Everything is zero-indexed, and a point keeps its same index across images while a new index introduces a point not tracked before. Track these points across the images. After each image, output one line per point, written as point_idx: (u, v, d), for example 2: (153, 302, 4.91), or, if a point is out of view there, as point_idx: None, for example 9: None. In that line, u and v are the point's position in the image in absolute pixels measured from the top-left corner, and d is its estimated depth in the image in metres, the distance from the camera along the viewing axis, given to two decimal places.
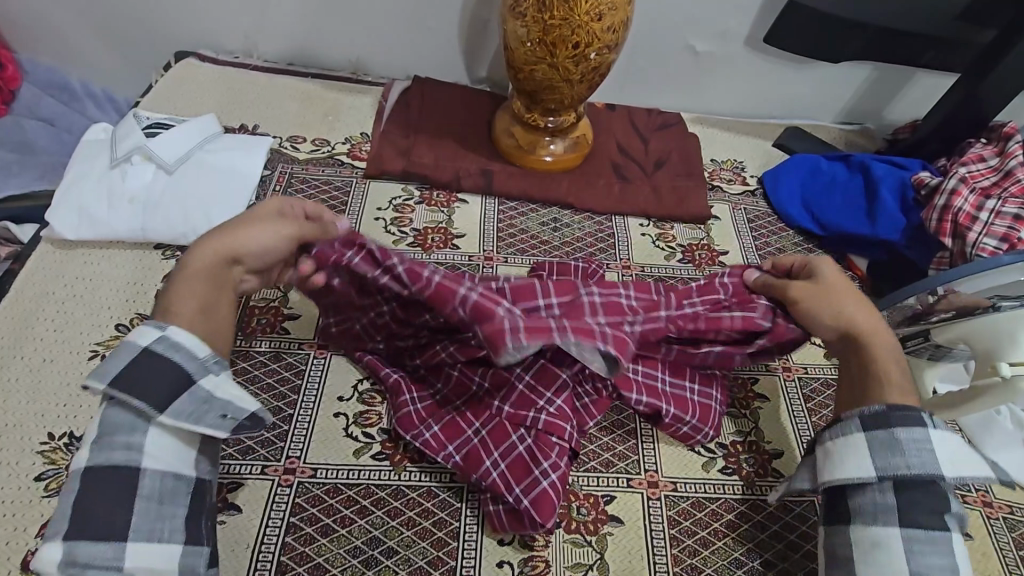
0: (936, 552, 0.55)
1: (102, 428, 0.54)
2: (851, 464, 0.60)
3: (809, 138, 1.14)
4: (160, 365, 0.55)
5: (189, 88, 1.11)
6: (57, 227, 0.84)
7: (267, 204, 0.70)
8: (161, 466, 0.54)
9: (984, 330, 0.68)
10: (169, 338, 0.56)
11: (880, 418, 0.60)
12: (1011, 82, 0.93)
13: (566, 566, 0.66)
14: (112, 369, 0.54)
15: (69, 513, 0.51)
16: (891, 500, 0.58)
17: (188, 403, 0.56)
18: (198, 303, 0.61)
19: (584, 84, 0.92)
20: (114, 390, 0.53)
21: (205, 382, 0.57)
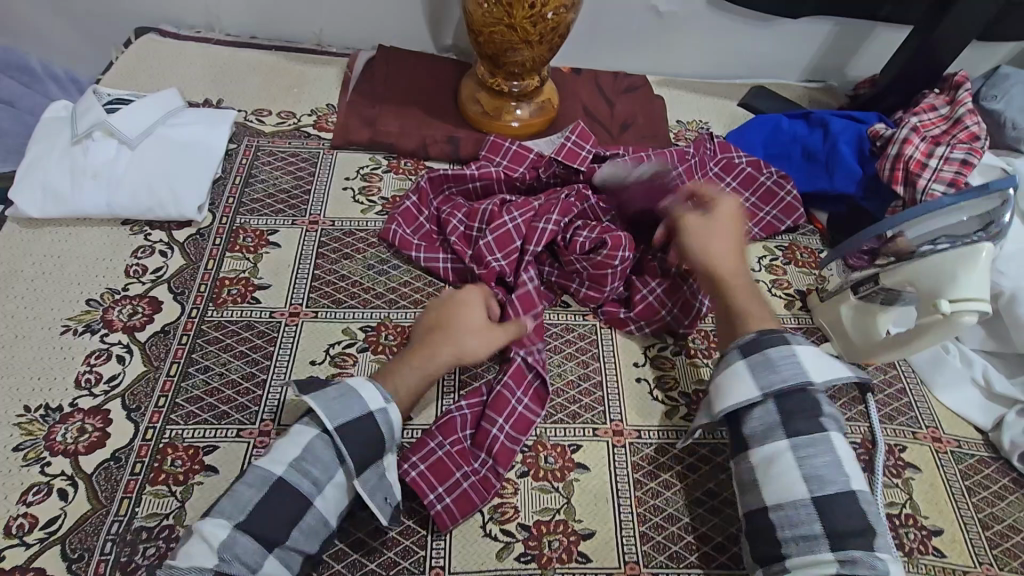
0: (821, 453, 0.61)
1: (304, 453, 0.61)
2: (735, 393, 0.66)
3: (773, 97, 1.16)
4: (373, 438, 0.64)
5: (151, 64, 1.10)
6: (20, 205, 0.84)
7: (473, 312, 0.76)
8: (324, 509, 0.61)
9: (927, 269, 0.71)
10: (389, 414, 0.65)
11: (755, 344, 0.67)
12: (964, 31, 0.94)
13: (534, 510, 0.69)
14: (340, 418, 0.63)
15: (248, 510, 0.58)
16: (775, 413, 0.64)
17: (372, 475, 0.64)
18: (413, 388, 0.71)
19: (544, 46, 0.92)
20: (335, 433, 0.62)
21: (387, 461, 0.65)
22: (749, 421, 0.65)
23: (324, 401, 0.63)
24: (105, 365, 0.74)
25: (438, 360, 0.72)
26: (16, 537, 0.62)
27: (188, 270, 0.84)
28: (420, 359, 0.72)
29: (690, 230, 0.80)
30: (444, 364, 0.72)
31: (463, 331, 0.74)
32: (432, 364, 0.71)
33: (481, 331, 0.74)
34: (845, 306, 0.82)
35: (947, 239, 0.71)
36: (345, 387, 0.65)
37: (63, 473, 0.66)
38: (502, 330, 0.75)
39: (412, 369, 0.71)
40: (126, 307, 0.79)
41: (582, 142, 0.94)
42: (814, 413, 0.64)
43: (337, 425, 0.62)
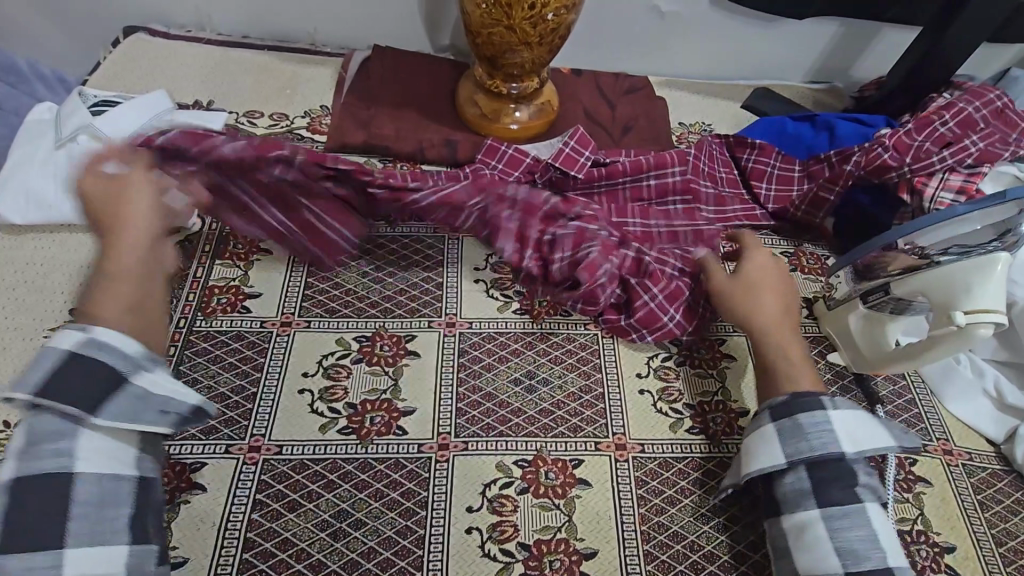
0: (854, 524, 0.59)
1: (29, 439, 0.52)
2: (763, 456, 0.64)
3: (777, 99, 1.13)
4: (88, 378, 0.53)
5: (140, 64, 1.07)
6: (2, 211, 0.81)
7: (91, 184, 0.65)
8: (96, 470, 0.53)
9: (940, 281, 0.69)
10: (95, 346, 0.54)
11: (784, 409, 0.65)
12: (974, 33, 0.91)
13: (534, 529, 0.67)
14: (37, 378, 0.52)
15: (7, 520, 0.49)
16: (806, 482, 0.62)
17: (119, 406, 0.54)
18: (122, 300, 0.59)
19: (544, 47, 0.90)
20: (41, 401, 0.52)
21: (141, 381, 0.56)
22: (780, 486, 0.63)
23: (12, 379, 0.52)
24: None
25: (123, 262, 0.61)
26: None
27: (176, 278, 0.81)
28: (110, 279, 0.60)
29: (724, 299, 0.78)
30: (131, 256, 0.62)
31: (114, 223, 0.63)
32: (116, 274, 0.60)
33: (127, 216, 0.63)
34: (853, 315, 0.79)
35: (959, 249, 0.69)
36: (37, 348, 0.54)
37: None
38: (136, 182, 0.66)
39: (112, 288, 0.59)
40: None
41: (581, 148, 0.92)
42: (850, 482, 0.61)
43: (36, 394, 0.52)
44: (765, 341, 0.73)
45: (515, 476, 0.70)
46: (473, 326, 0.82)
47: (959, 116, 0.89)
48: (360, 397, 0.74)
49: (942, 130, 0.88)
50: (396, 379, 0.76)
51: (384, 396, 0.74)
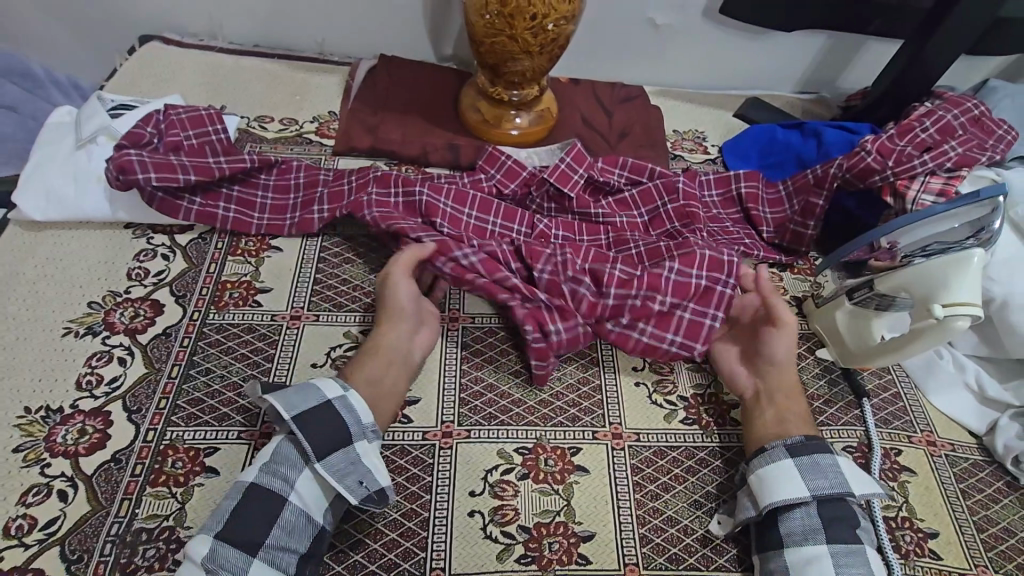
0: (856, 562, 0.62)
1: (273, 455, 0.63)
2: (786, 489, 0.66)
3: (767, 108, 1.18)
4: (334, 425, 0.64)
5: (155, 71, 1.11)
6: (24, 208, 0.84)
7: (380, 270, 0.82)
8: (301, 504, 0.62)
9: (919, 276, 0.73)
10: (347, 401, 0.66)
11: (802, 447, 0.69)
12: (952, 45, 0.96)
13: (534, 513, 0.70)
14: (303, 408, 0.64)
15: (225, 518, 0.59)
16: (817, 518, 0.65)
17: (341, 461, 0.64)
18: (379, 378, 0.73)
19: (544, 56, 0.94)
20: (295, 425, 0.63)
21: (362, 447, 0.65)
22: (787, 520, 0.66)
23: (284, 397, 0.64)
24: (106, 366, 0.74)
25: (388, 346, 0.75)
26: (15, 538, 0.62)
27: (190, 273, 0.84)
28: (371, 350, 0.74)
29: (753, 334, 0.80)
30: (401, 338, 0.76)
31: (395, 322, 0.77)
32: (381, 350, 0.74)
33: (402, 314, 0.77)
34: (839, 311, 0.83)
35: (938, 246, 0.74)
36: (302, 384, 0.66)
37: (63, 474, 0.66)
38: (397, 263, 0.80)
39: (377, 360, 0.74)
40: (128, 310, 0.79)
41: (576, 165, 0.94)
42: (852, 523, 0.65)
43: (296, 418, 0.64)
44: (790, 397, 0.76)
45: (515, 463, 0.73)
46: (474, 320, 0.85)
47: (939, 123, 0.93)
48: None
49: (924, 135, 0.92)
50: None
51: None
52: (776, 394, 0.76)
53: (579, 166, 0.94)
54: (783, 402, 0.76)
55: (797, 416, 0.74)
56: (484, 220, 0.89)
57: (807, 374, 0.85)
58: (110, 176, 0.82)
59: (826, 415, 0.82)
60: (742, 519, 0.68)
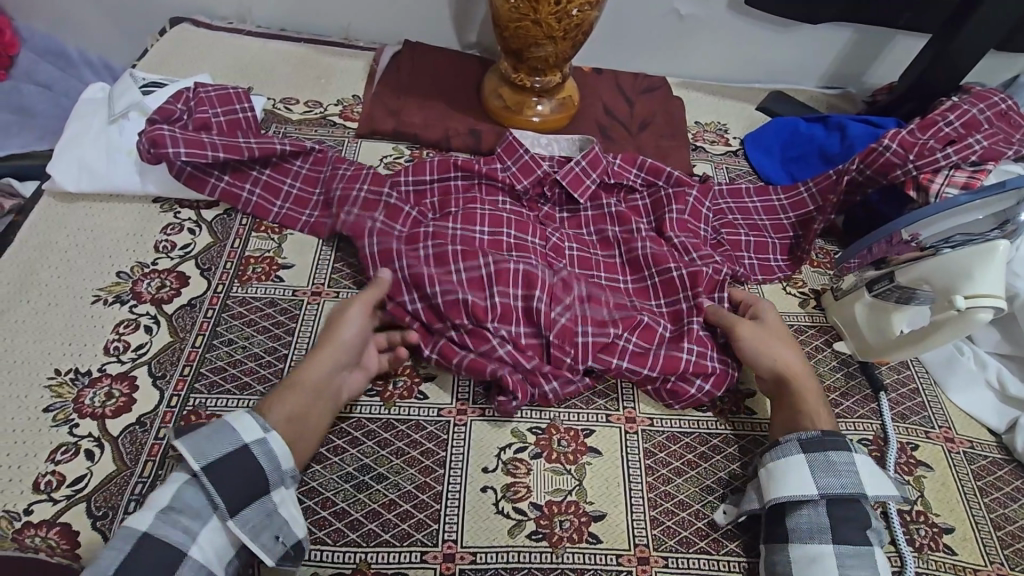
0: (861, 564, 0.62)
1: (175, 501, 0.57)
2: (793, 485, 0.66)
3: (791, 102, 1.17)
4: (247, 473, 0.59)
5: (183, 52, 1.13)
6: (58, 179, 0.86)
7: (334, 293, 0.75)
8: (203, 559, 0.56)
9: (942, 268, 0.72)
10: (268, 446, 0.61)
11: (814, 443, 0.67)
12: (982, 39, 0.95)
13: (546, 491, 0.70)
14: (211, 453, 0.59)
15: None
16: (824, 517, 0.64)
17: (256, 515, 0.59)
18: (297, 410, 0.66)
19: (567, 42, 0.94)
20: (204, 474, 0.58)
21: (279, 496, 0.61)
22: (794, 517, 0.65)
23: (193, 441, 0.59)
24: (133, 334, 0.76)
25: (311, 376, 0.68)
26: (44, 493, 0.64)
27: (215, 248, 0.86)
28: (298, 384, 0.67)
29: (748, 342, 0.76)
30: (330, 369, 0.69)
31: (324, 346, 0.70)
32: (303, 383, 0.67)
33: (331, 341, 0.70)
34: (859, 304, 0.82)
35: (963, 237, 0.73)
36: (214, 423, 0.60)
37: (90, 435, 0.68)
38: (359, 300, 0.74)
39: (303, 397, 0.66)
40: (154, 280, 0.81)
41: (591, 169, 0.92)
42: (861, 525, 0.64)
43: (205, 466, 0.58)
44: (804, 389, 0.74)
45: (529, 443, 0.73)
46: None
47: (964, 117, 0.91)
48: None
49: (948, 129, 0.90)
50: None
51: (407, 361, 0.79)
52: (789, 399, 0.74)
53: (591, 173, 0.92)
54: (798, 404, 0.73)
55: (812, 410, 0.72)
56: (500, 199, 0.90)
57: (823, 366, 0.85)
58: (140, 146, 0.85)
59: (842, 407, 0.81)
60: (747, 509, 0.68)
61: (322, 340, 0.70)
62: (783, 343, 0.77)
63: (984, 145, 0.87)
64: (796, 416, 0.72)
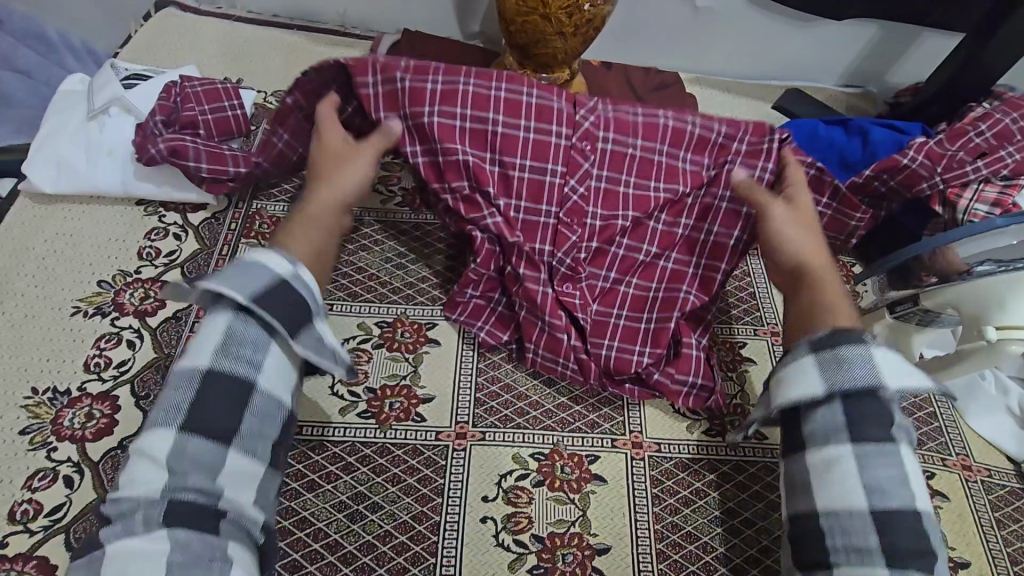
0: (888, 463, 0.52)
1: (227, 337, 0.51)
2: (798, 385, 0.55)
3: (809, 102, 1.11)
4: (293, 299, 0.53)
5: (169, 40, 1.07)
6: (35, 180, 0.82)
7: (329, 131, 0.69)
8: (271, 389, 0.53)
9: (973, 295, 0.68)
10: (304, 280, 0.55)
11: (827, 342, 0.55)
12: (1019, 43, 0.89)
13: (548, 522, 0.67)
14: (251, 288, 0.52)
15: (183, 412, 0.49)
16: (841, 416, 0.54)
17: (308, 338, 0.55)
18: (313, 245, 0.62)
19: (578, 38, 0.89)
20: (252, 308, 0.51)
21: (320, 324, 0.56)
22: (807, 423, 0.56)
23: (229, 280, 0.52)
24: (115, 349, 0.72)
25: (316, 210, 0.64)
26: (21, 523, 0.61)
27: (202, 255, 0.81)
28: (308, 217, 0.63)
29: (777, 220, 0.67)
30: (338, 205, 0.66)
31: (331, 174, 0.67)
32: (313, 215, 0.64)
33: (343, 159, 0.68)
34: (877, 325, 0.79)
35: (995, 262, 0.68)
36: (245, 261, 0.53)
37: (69, 459, 0.65)
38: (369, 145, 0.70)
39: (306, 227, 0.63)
40: (137, 290, 0.77)
41: None
42: (886, 422, 0.53)
43: (250, 299, 0.51)
44: (825, 277, 0.64)
45: (532, 471, 0.70)
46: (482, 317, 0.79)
47: (996, 127, 0.85)
48: (381, 381, 0.75)
49: (978, 139, 0.85)
50: (417, 366, 0.76)
51: (404, 381, 0.75)
52: (808, 281, 0.64)
53: (610, 131, 0.73)
54: (813, 290, 0.63)
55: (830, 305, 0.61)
56: None
57: None
58: (153, 150, 0.81)
59: None
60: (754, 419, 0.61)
61: (325, 175, 0.67)
62: (802, 218, 0.67)
63: (1015, 158, 0.82)
64: (816, 309, 0.61)
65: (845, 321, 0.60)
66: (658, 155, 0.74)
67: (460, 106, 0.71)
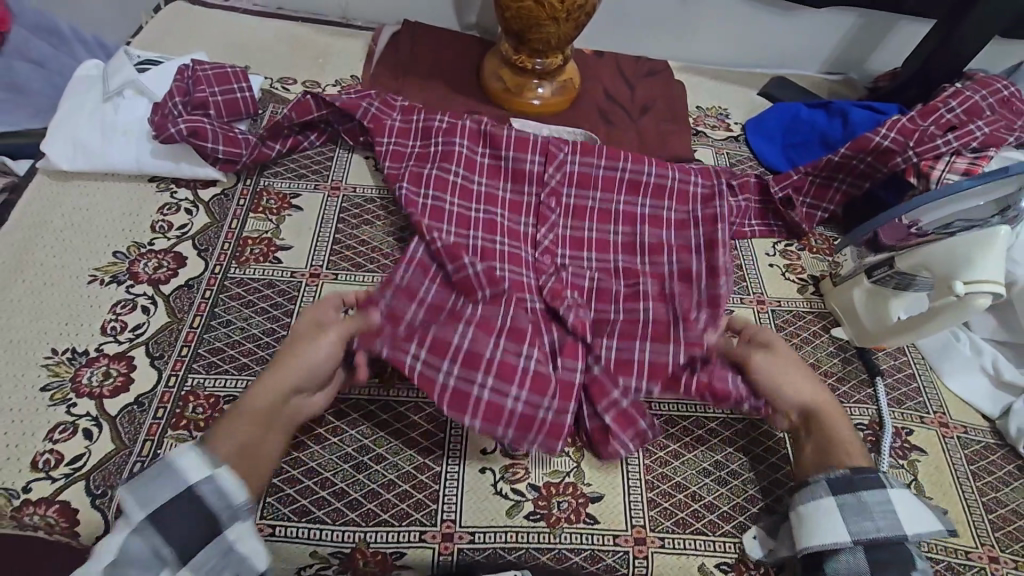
0: None
1: (119, 557, 0.52)
2: (824, 533, 0.63)
3: (793, 87, 1.16)
4: (196, 516, 0.55)
5: (177, 30, 1.11)
6: (52, 158, 0.85)
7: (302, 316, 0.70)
8: None
9: (944, 254, 0.73)
10: (217, 482, 0.56)
11: (846, 483, 0.64)
12: (987, 25, 0.94)
13: (544, 472, 0.71)
14: (162, 497, 0.55)
15: None
16: (865, 561, 0.62)
17: (209, 558, 0.55)
18: (240, 441, 0.60)
19: (570, 24, 0.93)
20: (153, 526, 0.54)
21: (232, 535, 0.56)
22: (832, 562, 0.63)
23: (138, 487, 0.55)
24: (130, 314, 0.76)
25: (257, 404, 0.62)
26: (43, 471, 0.64)
27: (213, 228, 0.85)
28: (243, 416, 0.61)
29: (769, 378, 0.71)
30: (277, 397, 0.63)
31: (290, 359, 0.65)
32: (252, 411, 0.62)
33: (299, 352, 0.66)
34: (856, 290, 0.82)
35: (963, 223, 0.75)
36: (161, 462, 0.56)
37: (88, 414, 0.68)
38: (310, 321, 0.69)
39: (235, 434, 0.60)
40: (151, 261, 0.81)
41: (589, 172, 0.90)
42: (904, 566, 0.62)
43: (152, 515, 0.54)
44: (831, 416, 0.70)
45: None
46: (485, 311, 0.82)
47: (965, 104, 0.90)
48: None
49: (950, 115, 0.90)
50: None
51: None
52: (813, 424, 0.70)
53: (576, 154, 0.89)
54: (823, 434, 0.69)
55: (839, 445, 0.68)
56: (494, 188, 0.87)
57: (820, 352, 0.85)
58: (173, 129, 0.85)
59: (838, 393, 0.82)
60: (781, 557, 0.66)
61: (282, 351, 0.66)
62: (797, 369, 0.72)
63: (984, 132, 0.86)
64: (826, 455, 0.68)
65: (860, 463, 0.67)
66: (618, 172, 0.89)
67: (456, 163, 0.87)
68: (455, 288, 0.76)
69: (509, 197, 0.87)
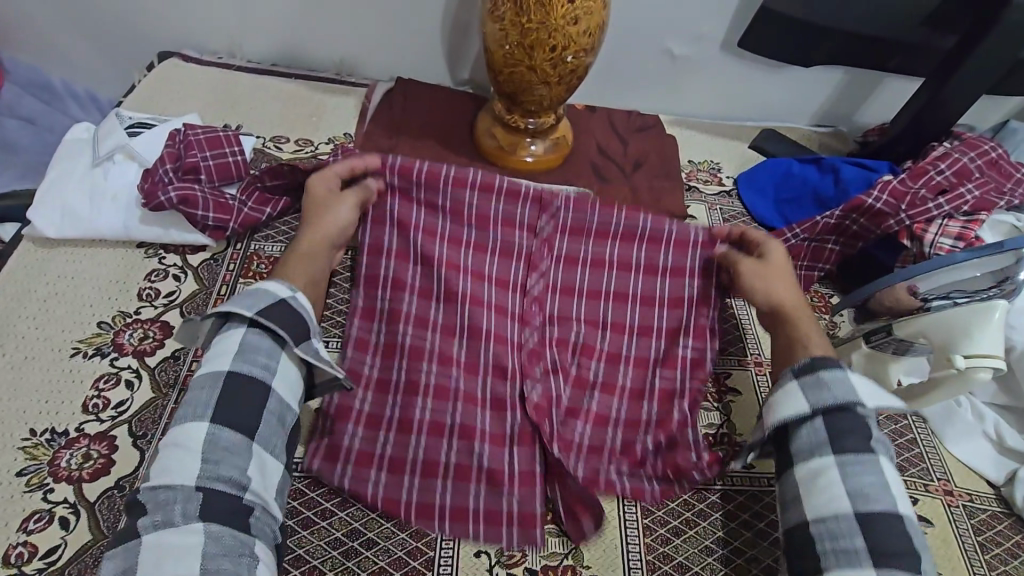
0: (868, 471, 0.61)
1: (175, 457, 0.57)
2: (789, 406, 0.66)
3: (783, 141, 1.17)
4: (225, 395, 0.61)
5: (171, 89, 1.11)
6: (38, 225, 0.84)
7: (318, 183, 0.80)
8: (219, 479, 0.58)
9: (943, 326, 0.72)
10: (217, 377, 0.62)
11: (809, 368, 0.67)
12: (974, 86, 0.95)
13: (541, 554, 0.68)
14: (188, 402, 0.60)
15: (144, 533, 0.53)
16: (823, 432, 0.64)
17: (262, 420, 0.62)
18: (307, 273, 0.75)
19: (562, 87, 0.94)
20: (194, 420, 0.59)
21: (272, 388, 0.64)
22: (796, 439, 0.66)
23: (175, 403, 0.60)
24: (112, 389, 0.74)
25: (306, 244, 0.77)
26: (15, 566, 0.61)
27: (201, 294, 0.84)
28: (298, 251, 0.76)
29: (750, 278, 0.77)
30: (325, 239, 0.77)
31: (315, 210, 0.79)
32: (298, 254, 0.76)
33: (326, 204, 0.79)
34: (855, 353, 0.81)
35: (958, 295, 0.74)
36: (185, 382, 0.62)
37: (65, 501, 0.65)
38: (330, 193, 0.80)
39: (302, 260, 0.75)
40: (137, 331, 0.79)
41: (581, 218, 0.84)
42: (864, 434, 0.63)
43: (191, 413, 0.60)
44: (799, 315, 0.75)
45: None
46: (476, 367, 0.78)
47: (955, 165, 0.91)
48: None
49: (939, 178, 0.90)
50: None
51: None
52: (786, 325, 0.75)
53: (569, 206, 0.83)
54: (795, 328, 0.74)
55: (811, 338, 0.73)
56: (482, 239, 0.83)
57: None
58: (163, 197, 0.84)
59: None
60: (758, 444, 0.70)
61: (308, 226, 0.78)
62: (777, 275, 0.77)
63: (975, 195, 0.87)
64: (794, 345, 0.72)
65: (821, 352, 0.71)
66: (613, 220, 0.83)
67: (441, 216, 0.83)
68: (444, 391, 0.74)
69: (499, 247, 0.83)
